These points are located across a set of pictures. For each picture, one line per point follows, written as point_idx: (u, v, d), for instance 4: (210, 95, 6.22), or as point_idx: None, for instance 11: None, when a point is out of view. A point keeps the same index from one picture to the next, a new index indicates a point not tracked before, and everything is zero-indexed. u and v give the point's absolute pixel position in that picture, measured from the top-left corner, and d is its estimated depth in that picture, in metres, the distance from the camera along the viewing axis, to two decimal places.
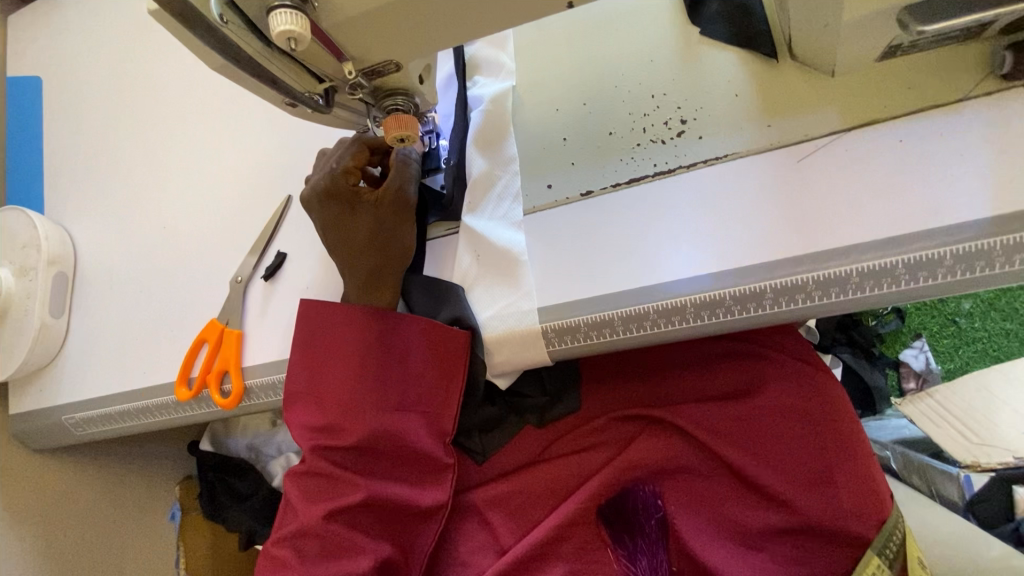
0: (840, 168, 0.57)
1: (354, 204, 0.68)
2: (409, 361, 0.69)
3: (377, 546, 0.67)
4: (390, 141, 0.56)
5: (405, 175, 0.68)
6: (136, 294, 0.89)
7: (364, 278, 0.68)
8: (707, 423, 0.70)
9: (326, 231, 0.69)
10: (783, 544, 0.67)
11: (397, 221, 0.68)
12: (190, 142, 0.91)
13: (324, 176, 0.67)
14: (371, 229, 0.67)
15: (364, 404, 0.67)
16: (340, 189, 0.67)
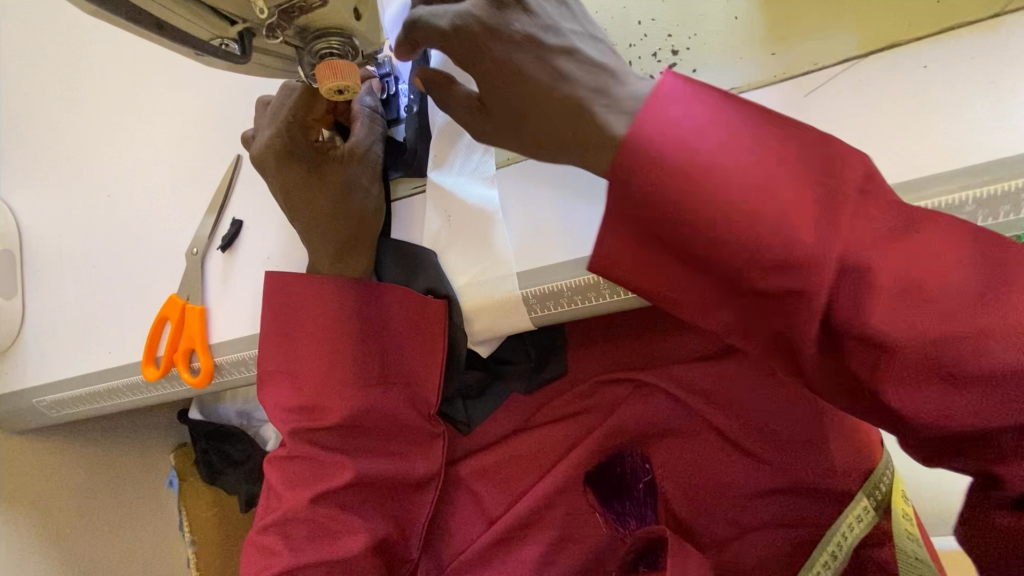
0: (853, 102, 0.50)
1: (314, 161, 0.61)
2: (386, 333, 0.64)
3: (371, 525, 0.65)
4: (326, 93, 0.48)
5: (373, 134, 0.63)
6: (90, 269, 0.83)
7: (333, 245, 0.62)
8: (693, 384, 0.68)
9: (283, 191, 0.61)
10: (770, 503, 0.65)
11: (366, 179, 0.62)
12: (128, 99, 0.82)
13: (277, 129, 0.59)
14: (335, 187, 0.61)
15: (341, 384, 0.62)
16: (298, 145, 0.60)
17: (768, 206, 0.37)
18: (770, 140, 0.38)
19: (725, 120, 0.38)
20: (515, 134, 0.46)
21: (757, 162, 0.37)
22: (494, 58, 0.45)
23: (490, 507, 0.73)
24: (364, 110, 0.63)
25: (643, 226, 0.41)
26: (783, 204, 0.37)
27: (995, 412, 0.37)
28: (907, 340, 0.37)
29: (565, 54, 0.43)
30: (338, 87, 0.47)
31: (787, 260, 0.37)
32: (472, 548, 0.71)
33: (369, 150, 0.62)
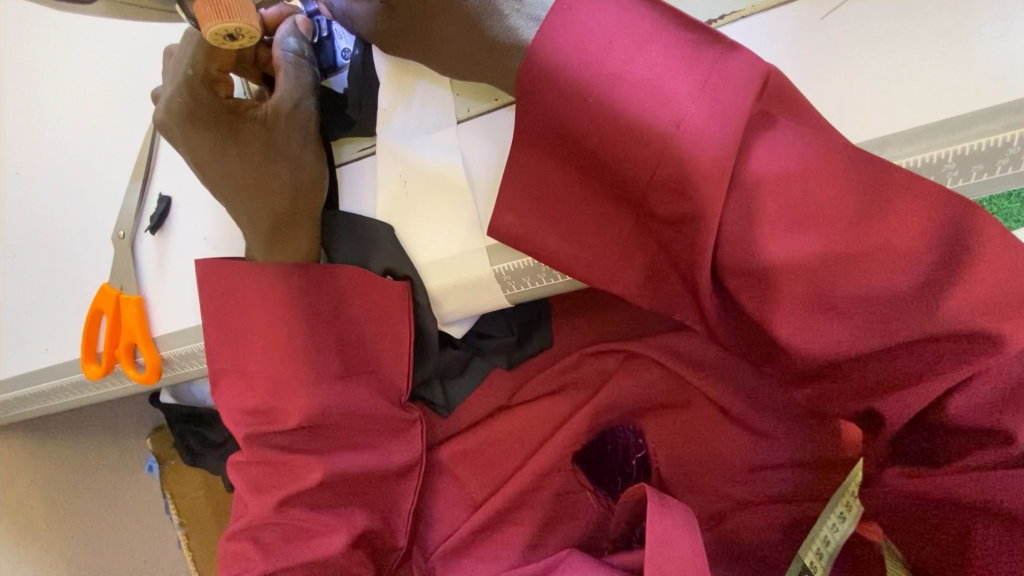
0: (879, 23, 0.42)
1: (229, 126, 0.53)
2: (348, 326, 0.57)
3: (349, 521, 0.61)
4: (212, 39, 0.38)
5: (300, 86, 0.53)
6: (10, 259, 0.73)
7: (264, 223, 0.54)
8: (690, 352, 0.61)
9: (200, 163, 0.54)
10: (773, 476, 0.58)
11: (295, 143, 0.53)
12: (27, 59, 0.70)
13: (177, 88, 0.51)
14: (261, 157, 0.53)
15: (297, 386, 0.57)
16: (205, 106, 0.52)
17: (669, 162, 0.40)
18: (681, 85, 0.40)
19: (642, 65, 0.41)
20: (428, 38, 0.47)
21: (666, 105, 0.40)
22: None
23: (473, 492, 0.69)
24: (285, 57, 0.52)
25: (580, 166, 0.44)
26: (691, 163, 0.39)
27: (867, 337, 0.40)
28: (787, 269, 0.39)
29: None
30: (225, 31, 0.37)
31: (685, 213, 0.41)
32: (457, 535, 0.67)
33: (289, 104, 0.52)
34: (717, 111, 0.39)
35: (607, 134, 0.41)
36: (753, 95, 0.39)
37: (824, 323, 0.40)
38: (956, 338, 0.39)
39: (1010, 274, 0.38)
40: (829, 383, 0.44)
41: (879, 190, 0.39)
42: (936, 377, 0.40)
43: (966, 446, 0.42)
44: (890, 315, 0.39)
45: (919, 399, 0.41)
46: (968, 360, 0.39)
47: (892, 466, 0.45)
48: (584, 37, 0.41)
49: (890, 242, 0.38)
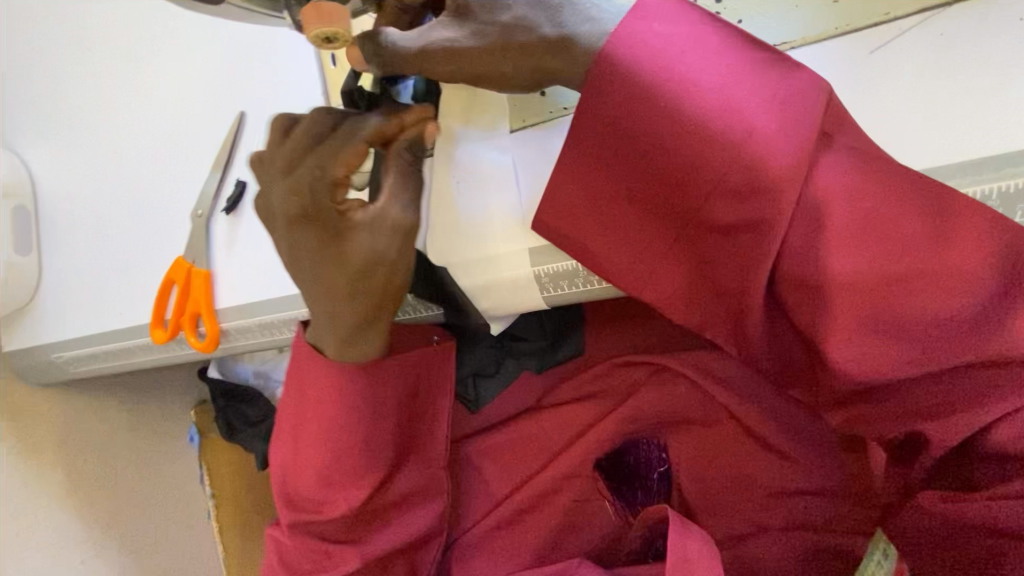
0: (925, 63, 0.43)
1: (335, 225, 0.45)
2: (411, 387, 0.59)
3: (376, 546, 0.62)
4: (311, 41, 0.41)
5: (406, 184, 0.45)
6: (100, 228, 0.81)
7: (343, 320, 0.50)
8: (718, 373, 0.61)
9: (294, 255, 0.47)
10: (794, 504, 0.58)
11: (392, 246, 0.46)
12: (131, 51, 0.78)
13: (295, 172, 0.44)
14: (366, 253, 0.45)
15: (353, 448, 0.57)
16: (320, 206, 0.44)
17: (735, 172, 0.41)
18: (753, 96, 0.42)
19: (717, 74, 0.42)
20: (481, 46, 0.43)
21: (738, 115, 0.41)
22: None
23: (495, 489, 0.71)
24: (397, 160, 0.45)
25: (623, 174, 0.45)
26: (760, 173, 0.41)
27: (903, 359, 0.41)
28: (815, 289, 0.42)
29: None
30: (325, 35, 0.41)
31: (748, 219, 0.42)
32: (475, 527, 0.70)
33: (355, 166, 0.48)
34: (788, 129, 0.41)
35: (667, 144, 0.43)
36: (820, 117, 0.41)
37: (848, 348, 0.41)
38: (1004, 367, 0.40)
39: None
40: (864, 405, 0.45)
41: (916, 220, 0.40)
42: (978, 405, 0.41)
43: (1005, 477, 0.41)
44: (940, 341, 0.40)
45: (957, 429, 0.41)
46: (1007, 389, 0.40)
47: (926, 490, 0.43)
48: (660, 47, 0.43)
49: (930, 271, 0.39)
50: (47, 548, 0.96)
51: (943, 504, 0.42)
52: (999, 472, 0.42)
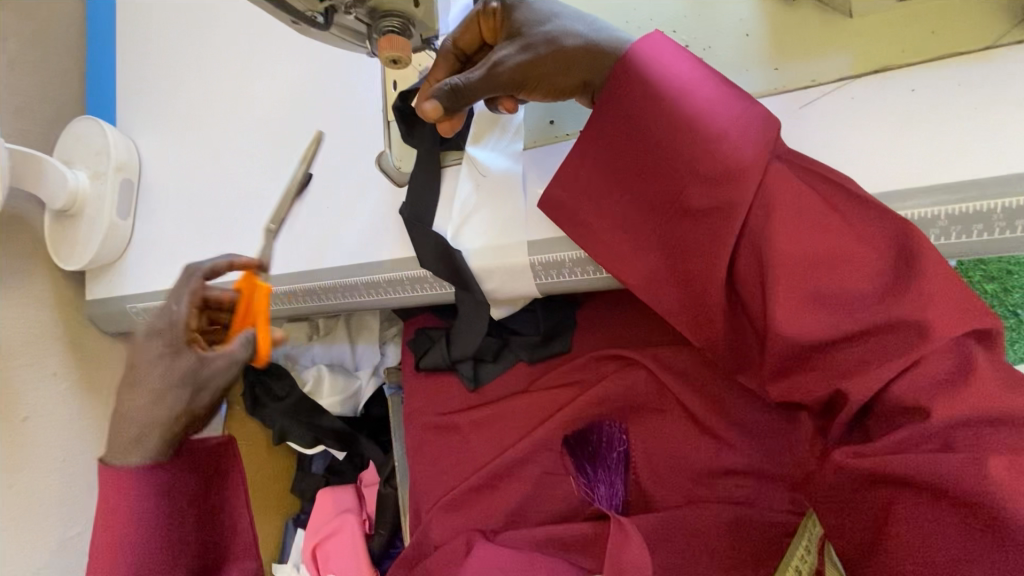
0: (844, 117, 0.54)
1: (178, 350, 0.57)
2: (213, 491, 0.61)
3: None
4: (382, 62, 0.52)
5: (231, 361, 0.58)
6: (187, 204, 0.98)
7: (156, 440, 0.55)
8: (675, 365, 0.72)
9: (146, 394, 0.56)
10: (729, 483, 0.67)
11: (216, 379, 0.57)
12: (231, 67, 0.97)
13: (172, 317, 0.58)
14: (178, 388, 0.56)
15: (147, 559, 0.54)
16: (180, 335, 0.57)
17: (711, 160, 0.52)
18: (723, 113, 0.52)
19: (698, 94, 0.53)
20: (528, 54, 0.55)
21: (711, 126, 0.52)
22: (509, 24, 0.57)
23: (479, 455, 0.81)
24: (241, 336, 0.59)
25: (609, 181, 0.59)
26: (735, 162, 0.51)
27: (815, 327, 0.48)
28: (746, 280, 0.52)
29: (558, 6, 0.58)
30: (392, 57, 0.52)
31: (715, 204, 0.52)
32: (458, 487, 0.79)
33: (206, 372, 0.57)
34: (749, 139, 0.51)
35: (648, 150, 0.55)
36: (757, 148, 0.51)
37: (781, 327, 0.49)
38: (898, 326, 0.47)
39: (933, 310, 0.46)
40: (796, 378, 0.52)
41: (822, 217, 0.49)
42: (874, 368, 0.47)
43: (897, 427, 0.47)
44: (853, 310, 0.48)
45: (869, 385, 0.47)
46: (904, 350, 0.46)
47: (841, 449, 0.49)
48: (651, 72, 0.54)
49: (832, 258, 0.48)
50: (87, 481, 1.05)
51: (853, 458, 0.47)
52: (891, 424, 0.48)
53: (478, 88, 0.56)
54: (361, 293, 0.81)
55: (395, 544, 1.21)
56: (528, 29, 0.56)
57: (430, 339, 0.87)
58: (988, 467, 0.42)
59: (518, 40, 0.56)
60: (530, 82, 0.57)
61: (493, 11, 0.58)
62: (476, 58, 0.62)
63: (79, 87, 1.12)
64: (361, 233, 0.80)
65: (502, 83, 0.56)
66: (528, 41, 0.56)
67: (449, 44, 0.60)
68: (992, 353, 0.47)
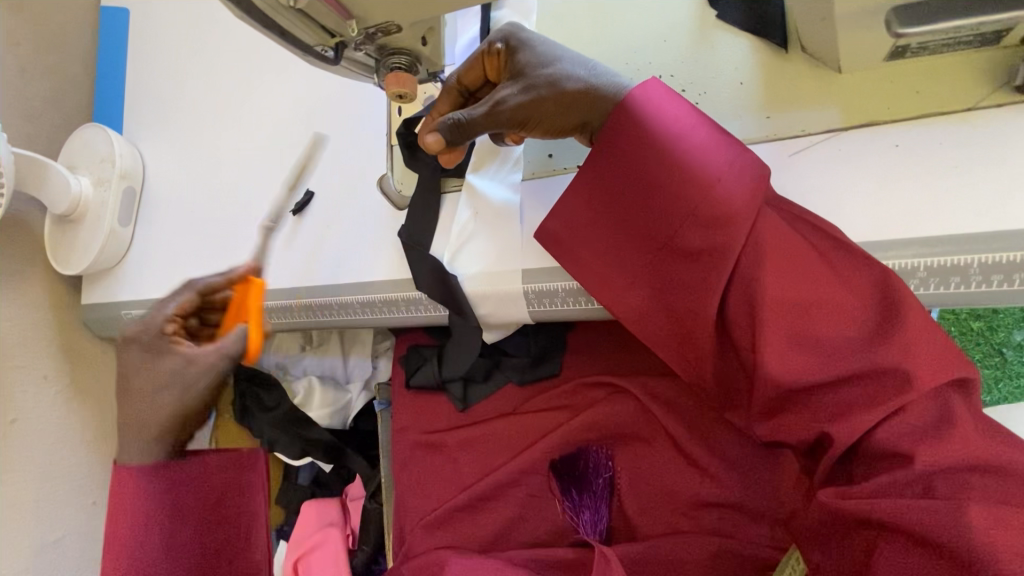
0: (831, 167, 0.56)
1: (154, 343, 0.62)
2: (226, 503, 0.64)
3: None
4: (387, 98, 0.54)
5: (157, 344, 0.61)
6: (189, 213, 1.00)
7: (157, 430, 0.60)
8: (665, 396, 0.72)
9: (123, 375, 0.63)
10: (711, 514, 0.68)
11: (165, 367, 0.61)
12: (240, 82, 0.99)
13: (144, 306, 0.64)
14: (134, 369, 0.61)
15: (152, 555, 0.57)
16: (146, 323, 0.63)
17: (706, 202, 0.54)
18: (716, 158, 0.54)
19: (693, 137, 0.55)
20: (529, 96, 0.58)
21: (705, 170, 0.54)
22: (512, 65, 0.60)
23: (467, 477, 0.81)
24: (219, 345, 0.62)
25: (605, 214, 0.60)
26: (726, 207, 0.53)
27: (800, 369, 0.50)
28: (736, 319, 0.54)
29: (561, 48, 0.60)
30: (398, 94, 0.54)
31: (706, 245, 0.54)
32: (445, 508, 0.80)
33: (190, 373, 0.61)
34: (740, 183, 0.54)
35: (645, 190, 0.57)
36: (750, 193, 0.53)
37: (768, 367, 0.50)
38: (881, 372, 0.48)
39: (913, 357, 0.47)
40: (781, 416, 0.52)
41: (809, 261, 0.51)
42: (858, 413, 0.48)
43: (879, 470, 0.48)
44: (837, 354, 0.49)
45: (852, 429, 0.48)
46: (889, 396, 0.47)
47: (827, 489, 0.49)
48: (649, 115, 0.56)
49: (817, 302, 0.50)
50: (70, 486, 1.04)
51: (836, 498, 0.48)
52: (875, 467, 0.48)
53: (478, 124, 0.59)
54: (355, 311, 0.82)
55: (377, 561, 1.20)
56: (530, 72, 0.59)
57: (423, 357, 0.88)
58: (968, 516, 0.42)
59: (520, 81, 0.58)
60: (529, 121, 0.59)
61: (497, 51, 0.61)
62: (480, 93, 0.65)
63: (86, 92, 1.14)
64: (359, 253, 0.81)
65: (503, 121, 0.59)
66: (530, 83, 0.58)
67: (454, 78, 0.63)
68: (969, 401, 0.48)
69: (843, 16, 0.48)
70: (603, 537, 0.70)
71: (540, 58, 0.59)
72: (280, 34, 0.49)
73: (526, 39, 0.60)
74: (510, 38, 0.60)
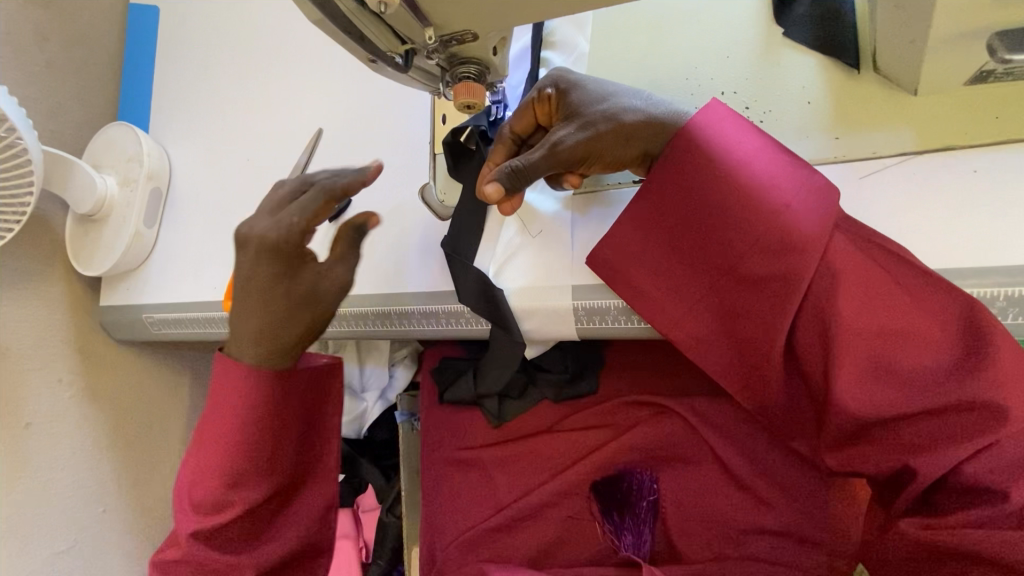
0: (905, 191, 0.55)
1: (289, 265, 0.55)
2: (320, 416, 0.62)
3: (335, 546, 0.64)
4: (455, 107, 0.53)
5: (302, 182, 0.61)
6: (217, 216, 0.97)
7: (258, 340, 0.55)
8: (714, 419, 0.71)
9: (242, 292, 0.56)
10: (764, 542, 0.66)
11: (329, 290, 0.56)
12: (275, 84, 0.97)
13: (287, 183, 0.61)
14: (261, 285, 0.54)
15: (246, 461, 0.55)
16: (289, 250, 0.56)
17: (774, 229, 0.52)
18: (785, 184, 0.53)
19: (760, 162, 0.54)
20: (588, 131, 0.56)
21: (774, 194, 0.53)
22: (565, 105, 0.59)
23: (502, 495, 0.79)
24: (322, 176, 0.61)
25: (665, 236, 0.58)
26: (797, 232, 0.51)
27: (876, 400, 0.48)
28: (808, 346, 0.52)
29: (611, 85, 0.60)
30: (466, 103, 0.53)
31: (775, 271, 0.52)
32: (479, 527, 0.77)
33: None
34: (811, 208, 0.52)
35: (707, 215, 0.55)
36: (824, 218, 0.51)
37: (843, 397, 0.49)
38: (969, 407, 0.46)
39: (1007, 393, 0.45)
40: (858, 446, 0.51)
41: (888, 289, 0.49)
42: (944, 446, 0.47)
43: (966, 504, 0.47)
44: (919, 388, 0.48)
45: (937, 464, 0.47)
46: (978, 431, 0.46)
47: (907, 519, 0.48)
48: (714, 140, 0.55)
49: (896, 333, 0.48)
50: (84, 492, 1.01)
51: (922, 529, 0.46)
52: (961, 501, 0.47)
53: (538, 167, 0.57)
54: (391, 323, 0.80)
55: None
56: (585, 109, 0.57)
57: (458, 369, 0.86)
58: None
59: (576, 119, 0.57)
60: (591, 157, 0.57)
61: (547, 97, 0.60)
62: (532, 139, 0.64)
63: (113, 90, 1.12)
64: (397, 262, 0.79)
65: (563, 160, 0.57)
66: (587, 119, 0.57)
67: (506, 127, 0.62)
68: None
69: (934, 37, 0.47)
70: (647, 560, 0.69)
71: (593, 94, 0.59)
72: (357, 39, 0.48)
73: (575, 80, 0.60)
74: (559, 82, 0.60)
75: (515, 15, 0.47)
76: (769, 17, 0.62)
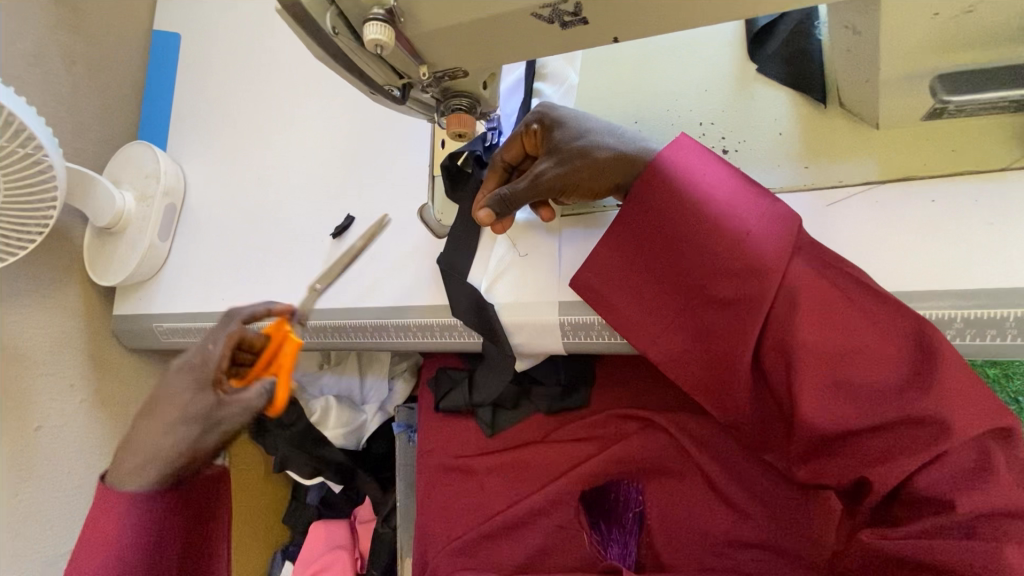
0: (868, 217, 0.58)
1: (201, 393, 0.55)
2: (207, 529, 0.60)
3: None
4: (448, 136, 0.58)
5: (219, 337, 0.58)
6: (228, 231, 1.02)
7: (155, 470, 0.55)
8: (694, 433, 0.73)
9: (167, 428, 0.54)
10: (744, 556, 0.68)
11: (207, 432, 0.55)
12: (285, 108, 1.03)
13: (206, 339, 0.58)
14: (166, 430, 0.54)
15: None
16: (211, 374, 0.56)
17: (738, 255, 0.55)
18: (749, 210, 0.57)
19: (725, 191, 0.58)
20: (564, 167, 0.61)
21: (738, 221, 0.56)
22: (548, 139, 0.63)
23: (491, 505, 0.81)
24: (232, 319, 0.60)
25: (640, 258, 0.62)
26: (759, 257, 0.55)
27: (833, 415, 0.51)
28: (772, 364, 0.55)
29: (592, 120, 0.63)
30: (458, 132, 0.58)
31: (740, 294, 0.55)
32: (468, 536, 0.80)
33: (216, 415, 0.55)
34: (773, 232, 0.55)
35: (679, 242, 0.59)
36: (785, 244, 0.54)
37: (804, 413, 0.52)
38: (919, 421, 0.49)
39: (951, 406, 0.48)
40: (822, 460, 0.54)
41: (844, 309, 0.52)
42: (899, 459, 0.50)
43: (921, 514, 0.49)
44: (873, 403, 0.51)
45: (891, 475, 0.50)
46: (930, 444, 0.48)
47: (867, 530, 0.50)
48: (684, 170, 0.58)
49: (852, 351, 0.52)
50: (87, 495, 1.04)
51: (881, 540, 0.48)
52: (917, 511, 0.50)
53: (521, 196, 0.64)
54: (389, 334, 0.84)
55: None
56: (564, 144, 0.62)
57: (453, 380, 0.89)
58: (1005, 558, 0.44)
59: (555, 154, 0.62)
60: (567, 189, 0.63)
61: (534, 131, 0.64)
62: (522, 166, 0.69)
63: (134, 111, 1.18)
64: (396, 278, 0.83)
65: (543, 191, 0.63)
66: (564, 155, 0.61)
67: (497, 158, 0.67)
68: (1008, 449, 0.49)
69: (886, 77, 0.51)
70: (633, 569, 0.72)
71: (571, 130, 0.62)
72: (357, 75, 0.53)
73: (559, 116, 0.63)
74: (544, 117, 0.64)
75: (501, 55, 0.51)
76: (745, 54, 0.67)
